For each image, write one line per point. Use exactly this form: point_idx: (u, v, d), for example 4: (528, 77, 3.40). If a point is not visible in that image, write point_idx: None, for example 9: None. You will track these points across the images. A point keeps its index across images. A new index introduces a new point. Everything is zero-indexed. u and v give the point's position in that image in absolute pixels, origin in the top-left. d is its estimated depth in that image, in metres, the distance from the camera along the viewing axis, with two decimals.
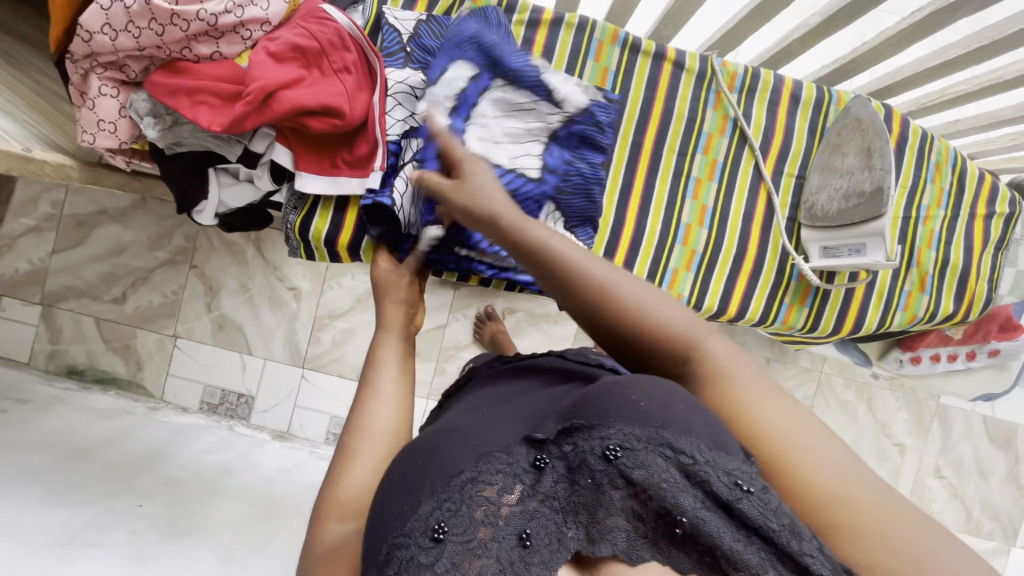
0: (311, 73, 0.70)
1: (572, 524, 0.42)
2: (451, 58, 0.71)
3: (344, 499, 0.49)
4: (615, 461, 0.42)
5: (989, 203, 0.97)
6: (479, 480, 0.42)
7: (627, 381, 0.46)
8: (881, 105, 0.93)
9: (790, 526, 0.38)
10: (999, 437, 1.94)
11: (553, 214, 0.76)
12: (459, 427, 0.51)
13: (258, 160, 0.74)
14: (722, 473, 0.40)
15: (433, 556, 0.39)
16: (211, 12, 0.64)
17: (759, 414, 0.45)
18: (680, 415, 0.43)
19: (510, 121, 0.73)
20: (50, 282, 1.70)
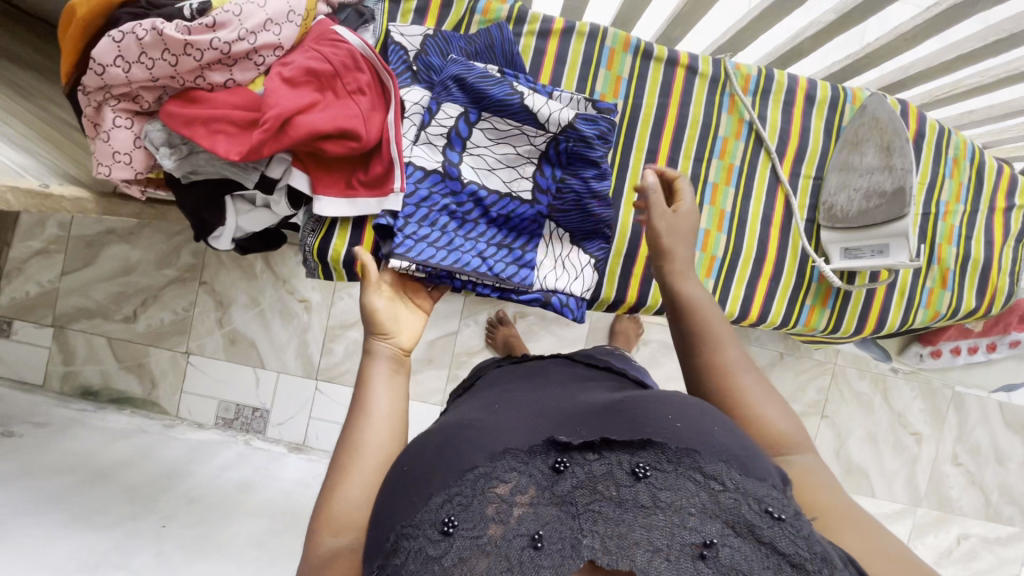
0: (325, 96, 0.69)
1: (588, 532, 0.40)
2: (438, 97, 0.76)
3: (337, 513, 0.50)
4: (645, 479, 0.42)
5: (1008, 196, 0.96)
6: (492, 476, 0.44)
7: (667, 401, 0.49)
8: (898, 101, 0.92)
9: (821, 555, 0.40)
10: (1016, 423, 1.94)
11: (555, 231, 0.82)
12: (472, 421, 0.52)
13: (275, 185, 0.74)
14: (753, 500, 0.42)
15: (442, 548, 0.41)
16: (225, 40, 0.64)
17: (820, 492, 0.53)
18: (718, 438, 0.46)
19: (502, 147, 0.79)
20: (61, 304, 1.71)
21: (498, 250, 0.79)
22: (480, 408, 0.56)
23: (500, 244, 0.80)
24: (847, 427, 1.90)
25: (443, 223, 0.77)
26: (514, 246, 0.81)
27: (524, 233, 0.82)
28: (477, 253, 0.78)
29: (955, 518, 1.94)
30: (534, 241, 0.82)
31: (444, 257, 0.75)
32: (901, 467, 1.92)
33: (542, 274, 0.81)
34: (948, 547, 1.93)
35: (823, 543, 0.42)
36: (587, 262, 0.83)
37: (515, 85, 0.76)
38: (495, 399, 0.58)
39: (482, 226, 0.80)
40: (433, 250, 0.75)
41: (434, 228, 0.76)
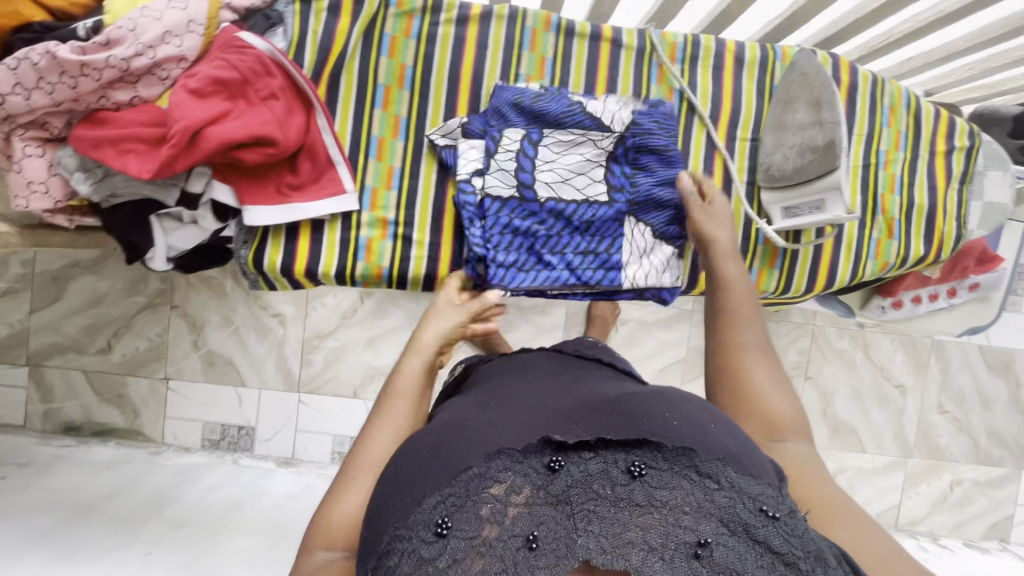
0: (237, 105, 0.69)
1: (582, 531, 0.40)
2: (501, 128, 0.79)
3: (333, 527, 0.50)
4: (640, 478, 0.43)
5: (948, 139, 0.95)
6: (486, 477, 0.43)
7: (666, 400, 0.50)
8: (828, 56, 0.92)
9: (813, 553, 0.41)
10: (997, 364, 1.94)
11: (636, 226, 0.82)
12: (467, 420, 0.52)
13: (198, 201, 0.73)
14: (748, 499, 0.42)
15: (436, 550, 0.40)
16: (122, 57, 0.63)
17: (811, 484, 0.53)
18: (713, 433, 0.47)
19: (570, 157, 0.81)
20: (34, 342, 1.69)
21: (583, 257, 0.81)
22: (479, 405, 0.56)
23: (586, 250, 0.81)
24: (831, 386, 1.92)
25: (529, 243, 0.80)
26: (600, 249, 0.81)
27: (607, 232, 0.82)
28: (566, 265, 0.81)
29: (947, 465, 1.96)
30: (618, 240, 0.82)
31: (534, 278, 0.79)
32: (888, 419, 1.93)
33: (631, 272, 0.82)
34: (943, 494, 1.95)
35: (817, 542, 0.42)
36: (671, 254, 0.84)
37: (570, 95, 0.79)
38: (492, 398, 0.58)
39: (566, 237, 0.81)
40: (524, 275, 0.79)
41: (523, 250, 0.80)
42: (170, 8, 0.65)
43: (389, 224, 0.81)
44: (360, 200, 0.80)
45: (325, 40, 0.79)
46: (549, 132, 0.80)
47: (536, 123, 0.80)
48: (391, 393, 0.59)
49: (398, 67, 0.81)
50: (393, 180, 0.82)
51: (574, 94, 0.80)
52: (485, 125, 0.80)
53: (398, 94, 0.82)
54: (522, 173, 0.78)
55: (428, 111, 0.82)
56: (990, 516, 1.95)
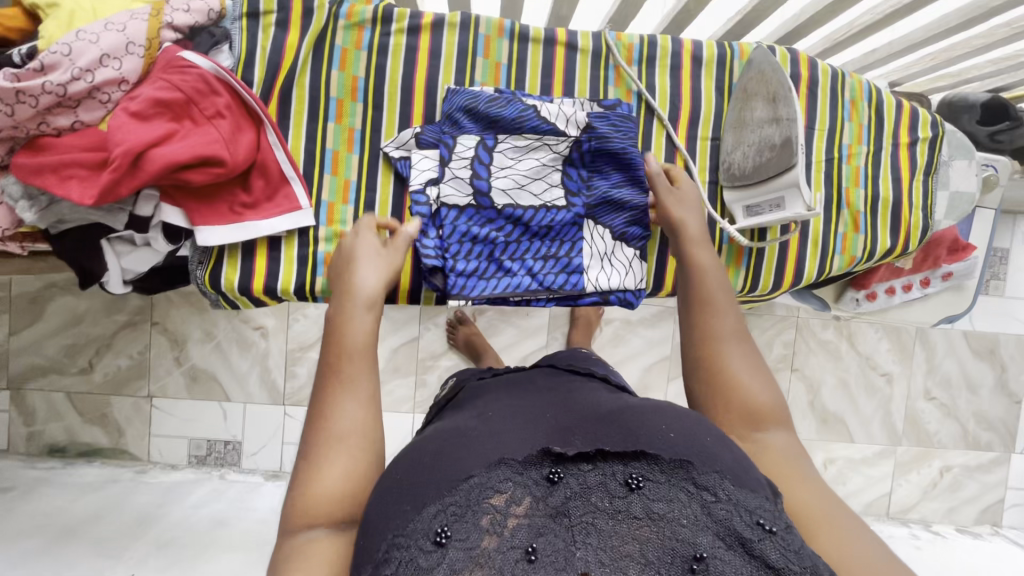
0: (182, 125, 0.68)
1: (581, 544, 0.40)
2: (454, 135, 0.79)
3: (313, 504, 0.48)
4: (638, 491, 0.43)
5: (911, 130, 0.95)
6: (487, 486, 0.43)
7: (660, 412, 0.49)
8: (786, 52, 0.92)
9: (811, 570, 0.40)
10: (982, 348, 1.94)
11: (595, 229, 0.82)
12: (468, 428, 0.51)
13: (149, 224, 0.72)
14: (745, 512, 0.42)
15: (434, 559, 0.39)
16: (57, 82, 0.62)
17: (797, 487, 0.50)
18: (709, 447, 0.46)
19: (527, 161, 0.81)
20: (14, 365, 1.68)
21: (546, 262, 0.81)
22: (475, 416, 0.54)
23: (547, 255, 0.81)
24: (818, 377, 1.92)
25: (489, 250, 0.80)
26: (560, 254, 0.81)
27: (566, 237, 0.81)
28: (527, 271, 0.80)
29: (936, 451, 1.96)
30: (577, 244, 0.81)
31: (497, 285, 0.79)
32: (876, 408, 1.94)
33: (592, 275, 0.81)
34: (933, 480, 1.95)
35: (815, 557, 0.42)
36: (633, 256, 0.82)
37: (525, 100, 0.80)
38: (490, 407, 0.56)
39: (525, 243, 0.81)
40: (485, 282, 0.79)
41: (483, 258, 0.79)
42: (109, 31, 0.65)
43: None
44: (316, 216, 0.80)
45: (274, 56, 0.78)
46: (505, 138, 0.80)
47: (491, 129, 0.80)
48: (344, 353, 0.56)
49: (350, 80, 0.81)
50: (349, 193, 0.81)
51: (528, 99, 0.80)
52: (439, 134, 0.80)
53: (351, 106, 0.81)
54: (475, 180, 0.78)
55: (382, 122, 0.82)
56: (982, 500, 1.96)
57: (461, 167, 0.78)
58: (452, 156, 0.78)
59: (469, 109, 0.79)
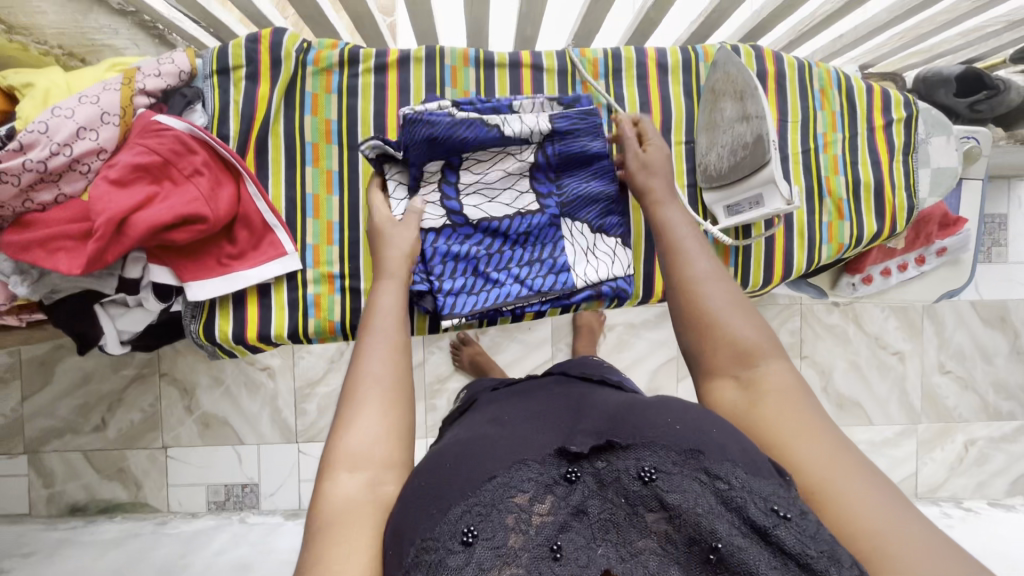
0: (163, 186, 0.69)
1: (602, 541, 0.41)
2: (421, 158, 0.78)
3: (351, 452, 0.50)
4: (651, 483, 0.42)
5: (885, 112, 0.95)
6: (510, 486, 0.43)
7: (666, 405, 0.48)
8: (750, 50, 0.93)
9: (828, 553, 0.38)
10: (993, 317, 1.91)
11: (574, 225, 0.83)
12: (486, 434, 0.50)
13: (138, 285, 0.74)
14: (759, 499, 0.40)
15: (463, 559, 0.39)
16: (37, 159, 0.64)
17: (805, 440, 0.48)
18: (715, 438, 0.44)
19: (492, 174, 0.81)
20: (29, 429, 1.70)
21: (532, 266, 0.81)
22: (491, 422, 0.55)
23: (532, 260, 0.81)
24: (828, 362, 1.90)
25: (473, 266, 0.80)
26: (544, 256, 0.82)
27: (547, 240, 0.82)
28: (514, 279, 0.81)
29: (958, 426, 1.93)
30: (559, 244, 0.82)
31: (486, 298, 0.79)
32: (891, 388, 1.91)
33: (579, 270, 0.82)
34: (959, 456, 1.92)
35: (833, 541, 0.39)
36: (616, 244, 0.84)
37: (487, 120, 0.77)
38: (502, 413, 0.57)
39: (508, 251, 0.82)
40: (475, 297, 0.79)
41: (468, 274, 0.80)
42: (83, 104, 0.67)
43: (335, 278, 0.82)
44: (302, 259, 0.80)
45: (246, 108, 0.80)
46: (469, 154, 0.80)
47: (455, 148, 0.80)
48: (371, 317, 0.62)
49: (323, 123, 0.83)
50: (333, 234, 0.82)
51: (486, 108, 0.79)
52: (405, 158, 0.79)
53: (327, 149, 0.83)
54: (446, 201, 0.79)
55: (358, 160, 0.83)
56: (1011, 471, 1.92)
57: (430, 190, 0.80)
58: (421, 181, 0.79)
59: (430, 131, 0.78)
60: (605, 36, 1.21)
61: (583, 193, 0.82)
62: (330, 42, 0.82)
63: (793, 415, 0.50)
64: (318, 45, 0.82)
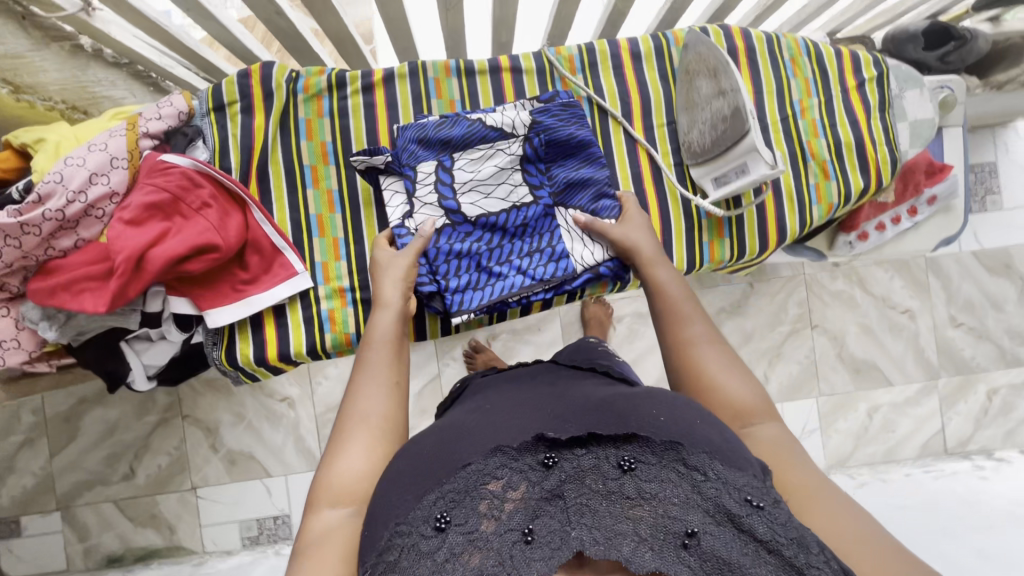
0: (174, 222, 0.73)
1: (576, 525, 0.44)
2: (413, 164, 0.82)
3: (334, 484, 0.55)
4: (631, 472, 0.47)
5: (856, 73, 0.98)
6: (485, 473, 0.48)
7: (653, 397, 0.53)
8: (718, 30, 0.96)
9: (797, 540, 0.43)
10: (997, 265, 1.91)
11: (566, 213, 0.86)
12: (466, 423, 0.57)
13: (160, 317, 0.78)
14: (733, 490, 0.45)
15: (435, 542, 0.44)
16: (56, 208, 0.67)
17: (788, 466, 0.56)
18: (700, 429, 0.50)
19: (484, 170, 0.84)
20: (60, 485, 1.72)
21: (533, 256, 0.84)
22: (473, 410, 0.62)
23: (531, 251, 0.84)
24: (840, 329, 1.90)
25: (476, 262, 0.83)
26: (543, 246, 0.84)
27: (544, 230, 0.85)
28: (517, 271, 0.83)
29: (978, 377, 1.93)
30: (556, 233, 0.85)
31: (492, 292, 0.82)
32: (905, 347, 1.91)
33: (578, 255, 0.84)
34: (983, 407, 1.92)
35: (802, 528, 0.44)
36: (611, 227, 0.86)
37: (470, 116, 0.84)
38: (487, 402, 0.63)
39: (508, 246, 0.84)
40: (480, 292, 0.82)
41: (473, 270, 0.82)
42: (93, 152, 0.71)
43: (346, 292, 0.84)
44: (313, 276, 0.84)
45: (245, 139, 0.84)
46: (460, 155, 0.84)
47: (445, 151, 0.83)
48: (367, 350, 0.67)
49: (319, 146, 0.86)
50: (340, 250, 0.85)
51: (472, 112, 0.85)
52: (399, 165, 0.83)
53: (325, 170, 0.86)
54: (443, 201, 0.82)
55: (356, 177, 0.86)
56: None
57: (428, 191, 0.82)
58: (417, 185, 0.82)
59: (421, 139, 0.83)
60: (579, 34, 1.26)
61: (574, 180, 0.86)
62: (317, 69, 0.86)
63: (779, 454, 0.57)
64: (305, 73, 0.86)
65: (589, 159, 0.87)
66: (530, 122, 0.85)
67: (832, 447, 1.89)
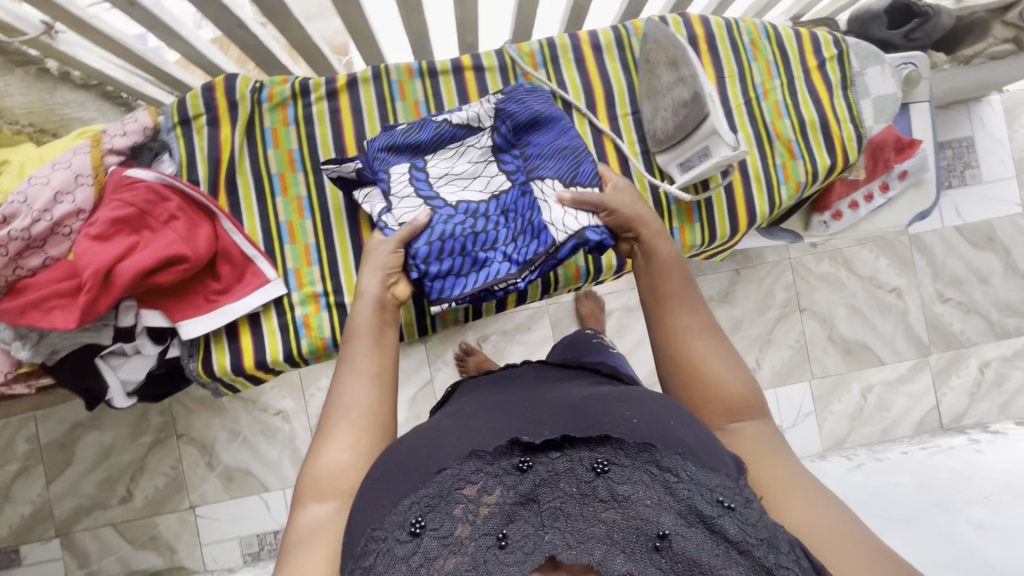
0: (141, 236, 0.73)
1: (550, 529, 0.45)
2: (385, 168, 0.82)
3: (318, 479, 0.57)
4: (604, 475, 0.47)
5: (816, 53, 0.99)
6: (460, 478, 0.48)
7: (627, 400, 0.55)
8: (677, 18, 0.97)
9: (766, 540, 0.44)
10: (981, 238, 1.92)
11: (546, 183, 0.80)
12: (442, 427, 0.58)
13: (133, 331, 0.78)
14: (706, 491, 0.46)
15: (410, 547, 0.45)
16: (21, 228, 0.68)
17: (767, 463, 0.57)
18: (674, 430, 0.51)
19: (458, 167, 0.84)
20: (58, 512, 1.72)
21: (518, 238, 0.78)
22: (454, 414, 0.62)
23: (516, 235, 0.78)
24: (829, 311, 1.91)
25: (460, 245, 0.77)
26: (526, 224, 0.78)
27: (526, 210, 0.79)
28: (502, 255, 0.77)
29: (969, 351, 1.93)
30: (535, 208, 0.78)
31: (476, 279, 0.76)
32: (895, 325, 1.92)
33: (564, 227, 0.76)
34: (976, 380, 1.92)
35: (773, 529, 0.45)
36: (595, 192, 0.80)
37: (435, 119, 0.85)
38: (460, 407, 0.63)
39: (492, 229, 0.78)
40: (465, 277, 0.77)
41: (456, 254, 0.77)
42: (57, 171, 0.72)
43: (320, 297, 0.85)
44: (286, 283, 0.84)
45: (212, 152, 0.84)
46: (431, 157, 0.84)
47: (417, 155, 0.84)
48: (348, 345, 0.68)
49: (286, 153, 0.87)
50: (312, 255, 0.86)
51: (439, 116, 0.86)
52: (372, 169, 0.83)
53: (293, 177, 0.87)
54: (417, 194, 0.80)
55: (323, 183, 0.87)
56: None
57: (402, 186, 0.80)
58: (388, 184, 0.81)
59: (389, 144, 0.83)
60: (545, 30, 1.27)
61: (547, 156, 0.81)
62: (281, 78, 0.86)
63: (764, 451, 0.58)
64: (269, 82, 0.86)
65: (560, 134, 0.84)
66: (495, 112, 0.84)
67: (828, 429, 1.89)
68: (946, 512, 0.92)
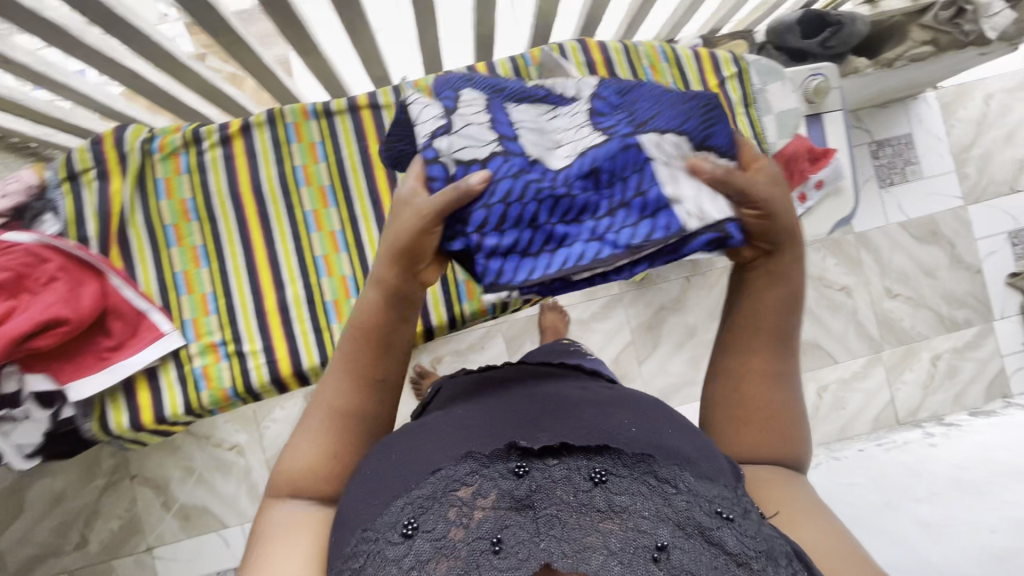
0: (20, 300, 0.73)
1: (546, 536, 0.41)
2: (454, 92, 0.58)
3: (289, 474, 0.54)
4: (601, 485, 0.44)
5: (716, 72, 1.02)
6: (455, 480, 0.45)
7: (625, 411, 0.53)
8: (574, 43, 0.98)
9: (766, 554, 0.41)
10: (925, 233, 1.95)
11: (670, 141, 0.53)
12: (431, 425, 0.54)
13: (17, 398, 0.76)
14: (704, 502, 0.43)
15: (403, 550, 0.42)
16: None
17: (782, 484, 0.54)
18: (671, 438, 0.50)
19: (546, 117, 0.58)
20: (10, 563, 1.67)
21: (620, 211, 0.51)
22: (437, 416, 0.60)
23: (614, 207, 0.52)
24: None
25: (530, 214, 0.51)
26: (627, 194, 0.52)
27: (629, 169, 0.52)
28: (590, 234, 0.51)
29: (920, 345, 1.95)
30: (648, 171, 0.51)
31: (552, 261, 0.50)
32: (846, 323, 1.94)
33: (688, 207, 0.50)
34: (929, 374, 1.94)
35: (773, 541, 0.42)
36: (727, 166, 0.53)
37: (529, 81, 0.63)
38: None
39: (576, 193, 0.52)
40: (533, 259, 0.51)
41: (523, 225, 0.51)
42: None
43: (218, 346, 0.85)
44: (182, 334, 0.84)
45: (102, 207, 0.84)
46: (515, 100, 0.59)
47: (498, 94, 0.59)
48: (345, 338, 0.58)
49: (179, 204, 0.87)
50: (209, 305, 0.86)
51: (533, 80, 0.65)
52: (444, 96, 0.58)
53: (188, 227, 0.87)
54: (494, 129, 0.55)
55: (219, 232, 0.87)
56: (982, 377, 1.95)
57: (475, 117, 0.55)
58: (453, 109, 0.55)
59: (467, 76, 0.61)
60: None
61: (666, 105, 0.55)
62: (172, 127, 0.86)
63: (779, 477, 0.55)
64: (161, 132, 0.85)
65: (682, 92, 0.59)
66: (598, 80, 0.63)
67: None
68: (892, 513, 0.86)
